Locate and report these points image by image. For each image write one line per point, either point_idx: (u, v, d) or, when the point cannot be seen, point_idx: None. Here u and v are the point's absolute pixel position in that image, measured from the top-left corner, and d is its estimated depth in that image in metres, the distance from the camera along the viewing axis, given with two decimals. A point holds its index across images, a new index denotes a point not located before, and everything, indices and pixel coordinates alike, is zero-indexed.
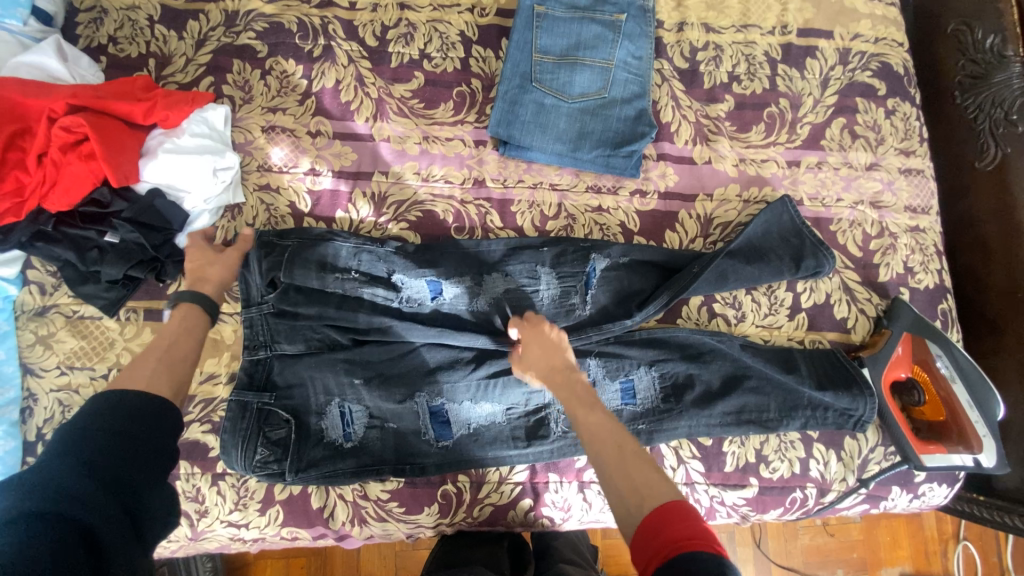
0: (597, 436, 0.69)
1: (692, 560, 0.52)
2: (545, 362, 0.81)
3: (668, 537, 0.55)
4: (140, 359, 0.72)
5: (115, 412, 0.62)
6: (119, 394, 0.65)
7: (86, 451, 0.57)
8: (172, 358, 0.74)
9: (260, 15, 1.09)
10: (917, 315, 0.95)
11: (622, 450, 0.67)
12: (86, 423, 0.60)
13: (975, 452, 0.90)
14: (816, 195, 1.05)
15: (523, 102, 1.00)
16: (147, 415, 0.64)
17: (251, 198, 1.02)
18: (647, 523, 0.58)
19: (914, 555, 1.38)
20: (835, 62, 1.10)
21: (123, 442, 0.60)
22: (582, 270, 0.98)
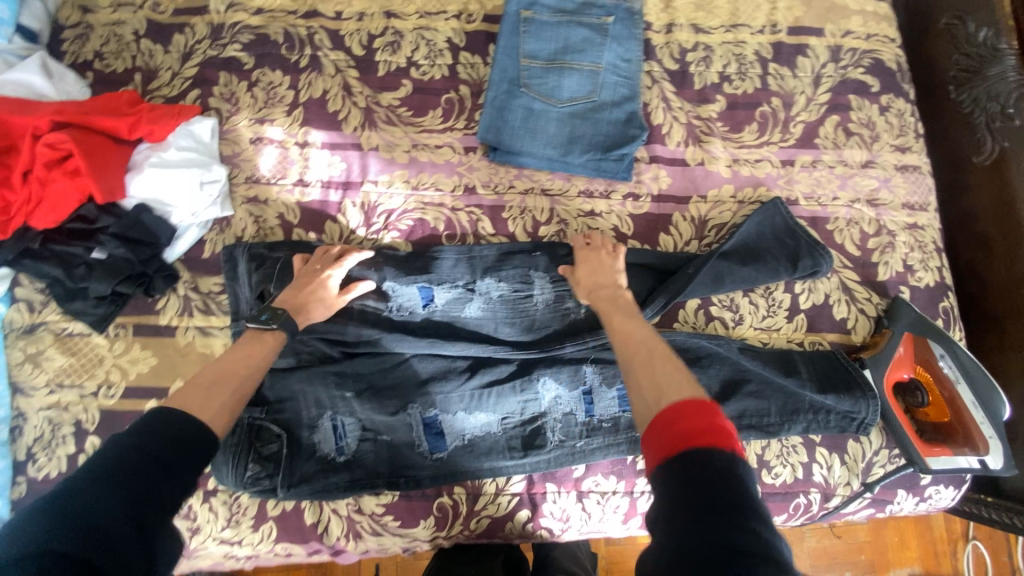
0: (629, 337, 0.76)
1: (705, 452, 0.54)
2: (592, 280, 0.90)
3: (685, 426, 0.58)
4: (206, 378, 0.71)
5: (166, 436, 0.61)
6: (177, 418, 0.63)
7: (130, 483, 0.56)
8: (235, 386, 0.72)
9: (246, 27, 1.09)
10: (918, 315, 0.93)
11: (652, 355, 0.71)
12: (141, 444, 0.59)
13: (982, 454, 0.88)
14: (812, 194, 1.03)
15: (511, 107, 0.98)
16: (196, 450, 0.62)
17: (239, 210, 1.00)
18: (664, 413, 0.60)
19: (924, 555, 1.36)
20: (827, 59, 1.09)
21: (165, 479, 0.58)
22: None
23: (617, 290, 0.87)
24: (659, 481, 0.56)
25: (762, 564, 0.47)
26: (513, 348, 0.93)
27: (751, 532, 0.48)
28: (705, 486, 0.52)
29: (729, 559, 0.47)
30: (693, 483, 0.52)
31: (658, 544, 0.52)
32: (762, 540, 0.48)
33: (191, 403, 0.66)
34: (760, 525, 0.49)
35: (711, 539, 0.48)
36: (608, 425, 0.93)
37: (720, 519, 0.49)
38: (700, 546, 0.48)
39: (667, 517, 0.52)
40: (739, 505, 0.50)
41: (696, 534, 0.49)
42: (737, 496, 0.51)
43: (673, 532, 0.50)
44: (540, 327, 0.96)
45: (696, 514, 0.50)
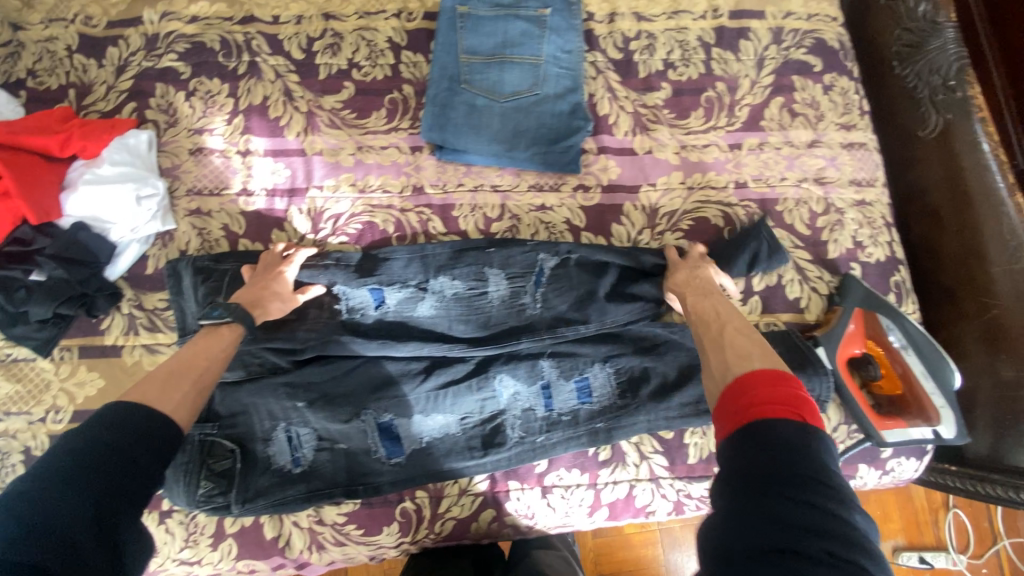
0: (706, 318, 0.83)
1: (771, 426, 0.58)
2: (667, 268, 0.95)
3: (753, 399, 0.62)
4: (163, 373, 0.70)
5: (128, 431, 0.61)
6: (141, 412, 0.63)
7: (92, 475, 0.56)
8: (194, 378, 0.72)
9: (182, 36, 1.06)
10: (867, 291, 0.94)
11: (726, 335, 0.77)
12: (101, 436, 0.59)
13: (935, 424, 0.88)
14: (761, 176, 1.04)
15: (454, 104, 0.97)
16: (159, 439, 0.63)
17: (182, 223, 0.98)
18: (735, 386, 0.65)
19: (905, 527, 1.38)
20: (769, 41, 1.10)
21: (128, 471, 0.58)
22: (531, 268, 0.96)
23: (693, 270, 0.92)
24: (726, 449, 0.60)
25: (818, 536, 0.50)
26: (467, 346, 0.91)
27: (811, 506, 0.51)
28: (767, 459, 0.56)
29: (783, 526, 0.50)
30: (755, 453, 0.57)
31: (719, 506, 0.57)
32: (823, 513, 0.51)
33: (149, 396, 0.66)
34: (825, 501, 0.52)
35: (767, 506, 0.52)
36: (567, 419, 0.92)
37: (778, 490, 0.53)
38: (755, 511, 0.52)
39: (728, 483, 0.57)
40: (801, 479, 0.53)
41: (752, 501, 0.53)
42: (801, 470, 0.54)
43: (730, 497, 0.55)
44: (496, 323, 0.94)
45: (755, 482, 0.54)
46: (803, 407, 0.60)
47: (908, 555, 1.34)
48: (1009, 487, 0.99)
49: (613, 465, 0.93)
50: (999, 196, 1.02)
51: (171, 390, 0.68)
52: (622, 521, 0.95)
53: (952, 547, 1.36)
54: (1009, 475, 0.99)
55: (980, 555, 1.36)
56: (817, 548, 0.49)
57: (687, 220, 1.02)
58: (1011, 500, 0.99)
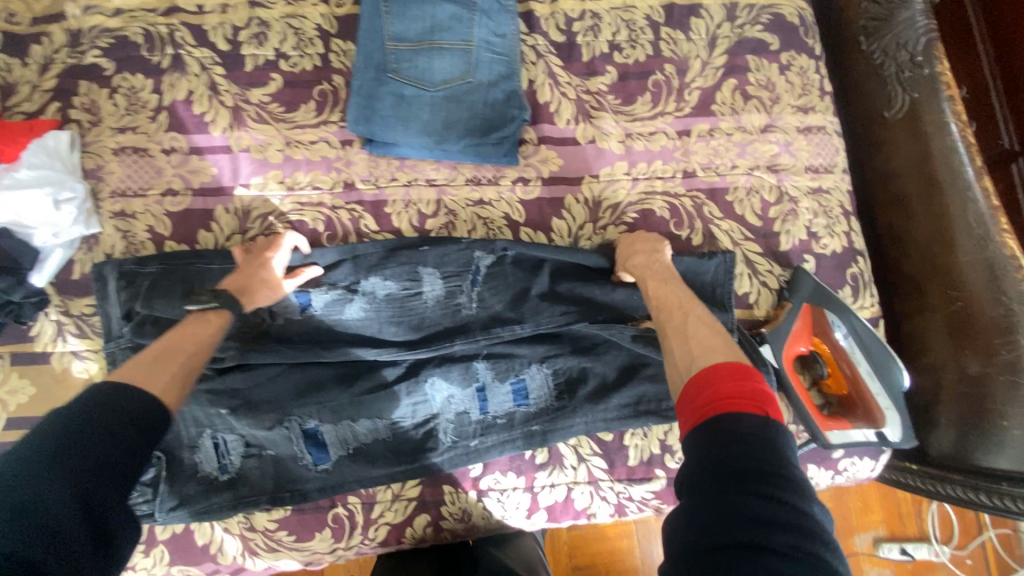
0: (665, 305, 0.80)
1: (733, 421, 0.56)
2: (626, 251, 0.90)
3: (716, 393, 0.61)
4: (150, 356, 0.70)
5: (116, 412, 0.60)
6: (129, 395, 0.62)
7: (82, 454, 0.56)
8: (183, 361, 0.71)
9: (105, 30, 1.01)
10: (816, 285, 0.89)
11: (688, 324, 0.75)
12: (94, 415, 0.59)
13: (880, 427, 0.86)
14: (710, 164, 0.99)
15: (380, 95, 0.93)
16: (151, 423, 0.63)
17: (107, 226, 0.95)
18: (695, 383, 0.64)
19: (887, 517, 1.33)
20: (722, 19, 1.03)
21: (118, 455, 0.58)
22: (467, 267, 0.92)
23: (654, 254, 0.89)
24: (689, 447, 0.58)
25: (782, 529, 0.48)
26: (397, 350, 0.88)
27: (775, 499, 0.49)
28: (731, 454, 0.53)
29: (750, 521, 0.48)
30: (719, 449, 0.54)
31: (682, 505, 0.54)
32: (787, 507, 0.49)
33: (139, 378, 0.65)
34: (788, 494, 0.50)
35: (733, 501, 0.49)
36: (502, 422, 0.90)
37: (741, 483, 0.51)
38: (720, 506, 0.49)
39: (691, 480, 0.54)
40: (766, 473, 0.51)
41: (717, 496, 0.50)
42: (765, 464, 0.52)
43: (694, 494, 0.52)
44: (430, 325, 0.90)
45: (720, 478, 0.52)
46: (765, 401, 0.59)
47: (888, 547, 1.30)
48: (969, 488, 0.94)
49: (550, 468, 0.91)
50: (967, 181, 0.95)
51: (160, 374, 0.68)
52: (562, 523, 0.93)
53: (935, 538, 1.32)
54: (969, 475, 0.95)
55: (965, 546, 1.32)
56: (782, 541, 0.47)
57: (631, 213, 0.97)
58: (970, 501, 0.95)
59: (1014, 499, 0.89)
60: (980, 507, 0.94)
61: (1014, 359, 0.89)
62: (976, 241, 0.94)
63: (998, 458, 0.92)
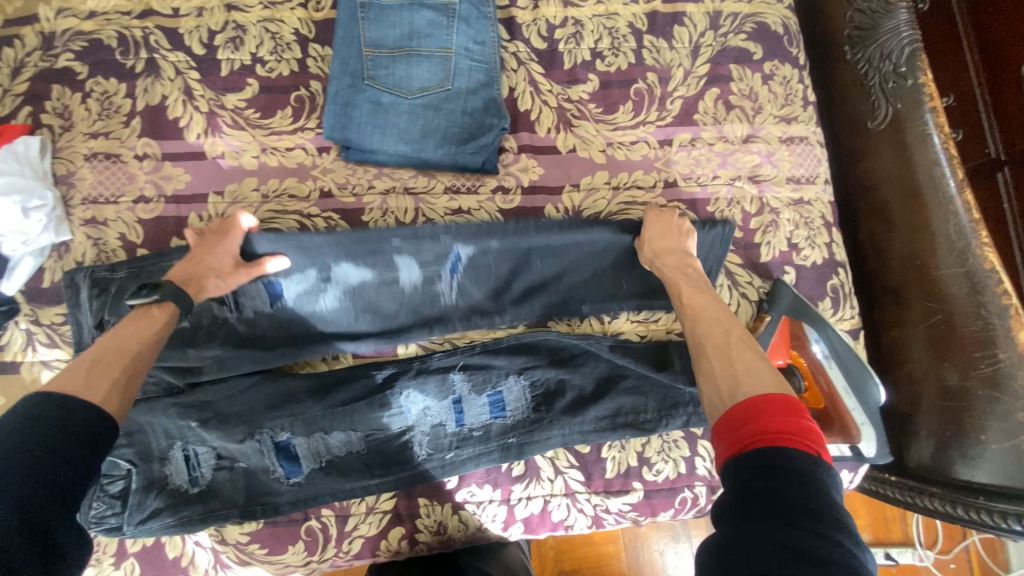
0: (702, 315, 0.78)
1: (782, 454, 0.54)
2: (655, 245, 0.88)
3: (765, 424, 0.58)
4: (87, 361, 0.67)
5: (51, 422, 0.59)
6: (66, 402, 0.61)
7: (15, 471, 0.54)
8: (125, 363, 0.69)
9: (78, 33, 0.99)
10: (796, 297, 0.90)
11: (730, 343, 0.72)
12: (25, 431, 0.57)
13: (854, 443, 0.87)
14: (691, 174, 0.98)
15: (356, 102, 0.91)
16: (92, 429, 0.61)
17: (78, 233, 0.93)
18: (738, 410, 0.61)
19: (872, 522, 1.32)
20: (705, 27, 1.02)
21: (56, 465, 0.57)
22: (444, 258, 0.90)
23: (686, 257, 0.86)
24: (734, 474, 0.56)
25: (834, 569, 0.46)
26: (375, 340, 0.90)
27: (832, 540, 0.47)
28: (785, 488, 0.51)
29: (805, 559, 0.46)
30: (771, 481, 0.52)
31: (725, 531, 0.52)
32: (844, 550, 0.47)
33: (77, 386, 0.64)
34: (837, 532, 0.48)
35: (788, 537, 0.47)
36: (478, 434, 0.89)
37: (792, 519, 0.49)
38: (774, 540, 0.47)
39: (739, 509, 0.52)
40: (817, 510, 0.49)
41: (770, 529, 0.48)
42: (821, 504, 0.50)
43: (742, 523, 0.50)
44: (409, 312, 0.92)
45: (773, 511, 0.50)
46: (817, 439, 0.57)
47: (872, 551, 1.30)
48: (946, 501, 0.92)
49: (527, 481, 0.90)
50: (948, 194, 0.94)
51: (100, 378, 0.66)
52: (539, 535, 0.92)
53: (919, 542, 1.31)
54: (948, 489, 0.93)
55: (949, 550, 1.31)
56: None
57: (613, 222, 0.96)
58: (948, 514, 0.92)
59: (993, 514, 0.87)
60: (959, 521, 0.91)
61: (993, 373, 0.89)
62: (957, 254, 0.93)
63: (977, 472, 0.91)
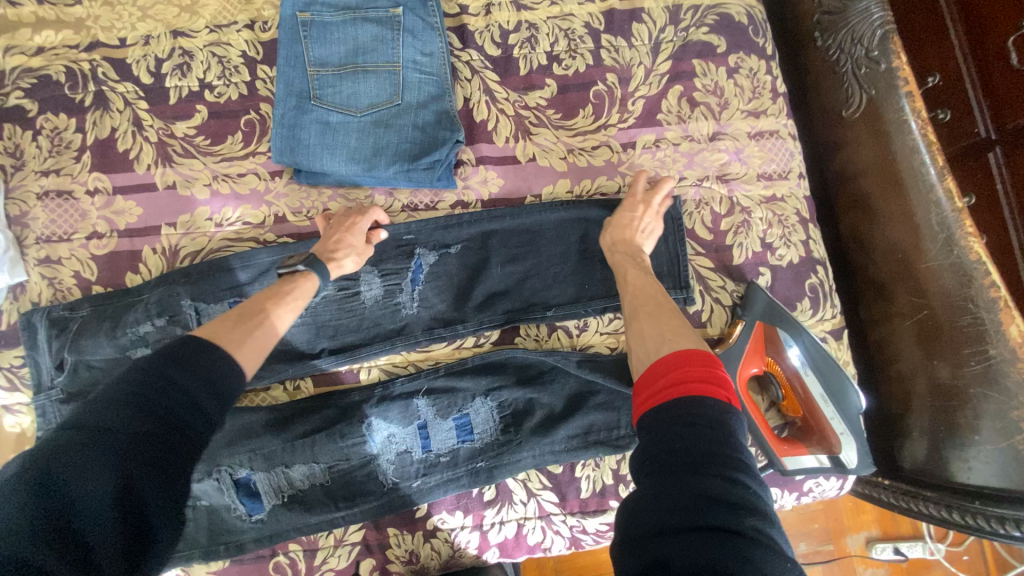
0: (642, 292, 0.76)
1: (692, 405, 0.53)
2: (614, 232, 0.86)
3: (683, 373, 0.57)
4: (235, 318, 0.69)
5: (193, 371, 0.59)
6: (207, 353, 0.61)
7: (145, 418, 0.53)
8: (264, 327, 0.70)
9: (25, 70, 0.97)
10: (768, 300, 0.86)
11: (661, 312, 0.71)
12: (166, 374, 0.57)
13: (836, 453, 0.83)
14: (656, 176, 0.94)
15: (304, 123, 0.89)
16: (222, 385, 0.60)
17: (33, 274, 0.92)
18: (655, 368, 0.60)
19: (880, 517, 1.26)
20: (665, 23, 0.98)
21: (182, 417, 0.56)
22: (408, 266, 0.91)
23: (632, 258, 0.83)
24: (643, 432, 0.54)
25: (746, 511, 0.45)
26: (335, 357, 0.87)
27: (741, 484, 0.46)
28: (691, 437, 0.49)
29: (717, 505, 0.44)
30: (678, 430, 0.50)
31: (639, 490, 0.49)
32: (750, 492, 0.46)
33: (224, 338, 0.65)
34: (746, 475, 0.48)
35: (698, 484, 0.46)
36: (445, 460, 0.86)
37: (702, 468, 0.47)
38: (686, 491, 0.45)
39: (651, 464, 0.50)
40: (726, 456, 0.48)
41: (682, 480, 0.46)
42: (727, 447, 0.49)
43: (656, 480, 0.48)
44: (370, 325, 0.89)
45: (680, 464, 0.48)
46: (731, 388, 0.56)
47: (881, 547, 1.23)
48: (943, 506, 0.86)
49: (498, 505, 0.87)
50: (929, 183, 0.88)
51: (242, 338, 0.67)
52: (516, 558, 0.89)
53: (930, 536, 1.24)
54: (944, 493, 0.87)
55: (960, 542, 1.25)
56: (748, 524, 0.44)
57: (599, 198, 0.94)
58: (944, 520, 0.86)
59: (991, 519, 0.81)
60: (953, 526, 0.85)
61: (986, 370, 0.83)
62: (942, 245, 0.87)
63: (972, 474, 0.85)
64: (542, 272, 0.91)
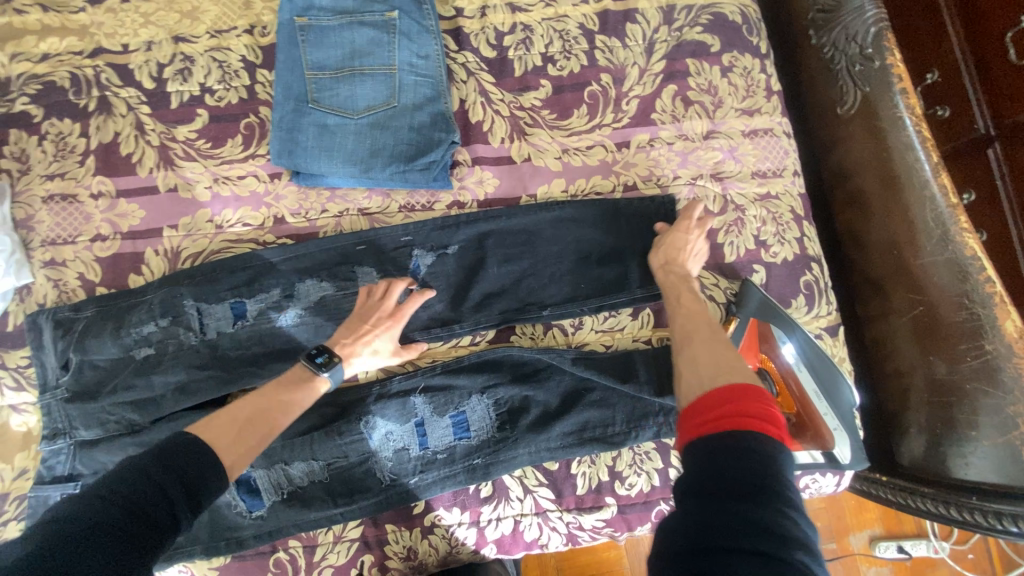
0: (696, 315, 0.75)
1: (742, 436, 0.52)
2: (666, 252, 0.86)
3: (741, 408, 0.55)
4: (242, 419, 0.71)
5: (171, 464, 0.60)
6: (191, 448, 0.63)
7: (122, 505, 0.54)
8: (263, 427, 0.72)
9: (31, 76, 0.99)
10: (762, 297, 0.86)
11: (716, 340, 0.69)
12: (152, 473, 0.58)
13: (830, 448, 0.84)
14: (650, 176, 0.95)
15: (302, 126, 0.90)
16: (200, 486, 0.61)
17: (39, 276, 0.94)
18: (712, 394, 0.58)
19: (883, 515, 1.25)
20: (659, 23, 0.99)
21: (157, 508, 0.56)
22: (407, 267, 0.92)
23: (685, 281, 0.83)
24: (693, 455, 0.54)
25: (795, 546, 0.45)
26: None
27: (792, 519, 0.46)
28: (743, 466, 0.49)
29: (767, 535, 0.44)
30: (731, 458, 0.50)
31: (682, 510, 0.50)
32: (801, 528, 0.46)
33: (216, 439, 0.67)
34: (797, 511, 0.47)
35: (748, 513, 0.46)
36: (443, 457, 0.87)
37: (752, 497, 0.47)
38: (736, 516, 0.45)
39: (698, 487, 0.50)
40: (777, 488, 0.48)
41: (731, 505, 0.46)
42: (778, 481, 0.49)
43: (703, 502, 0.48)
44: None
45: (728, 490, 0.48)
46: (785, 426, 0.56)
47: (885, 546, 1.22)
48: (940, 502, 0.86)
49: (495, 502, 0.88)
50: (924, 178, 0.89)
51: (236, 438, 0.69)
52: (513, 555, 0.90)
53: (934, 534, 1.23)
54: (941, 488, 0.87)
55: (965, 540, 1.24)
56: (796, 558, 0.44)
57: (592, 196, 0.95)
58: (942, 516, 0.86)
59: (987, 514, 0.81)
60: (953, 523, 0.85)
61: (983, 365, 0.82)
62: (937, 241, 0.87)
63: (969, 469, 0.85)
64: (539, 271, 0.92)
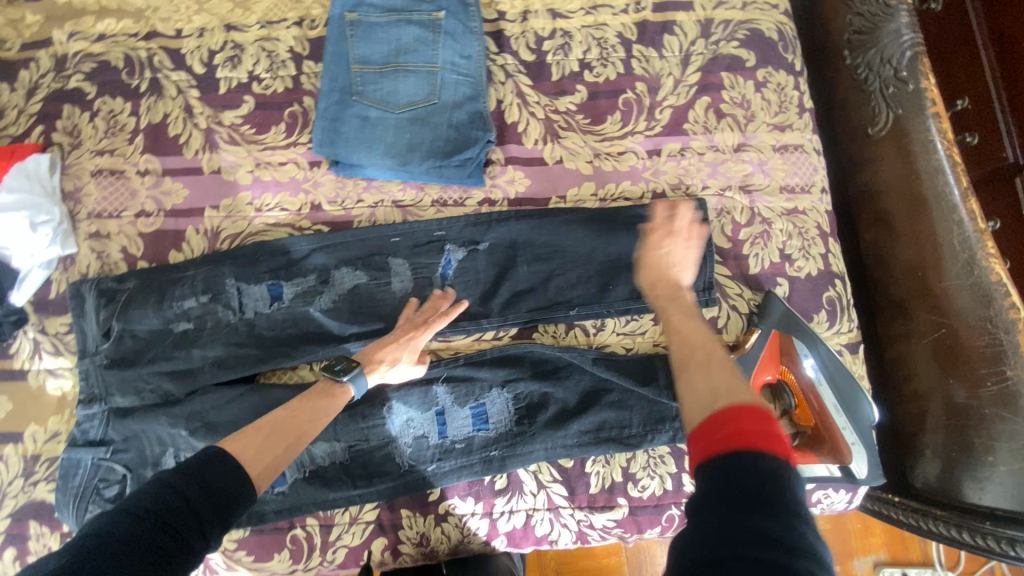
0: (687, 340, 0.66)
1: (743, 454, 0.48)
2: (648, 275, 0.79)
3: (738, 426, 0.51)
4: (267, 428, 0.71)
5: (200, 477, 0.59)
6: (220, 459, 0.62)
7: (146, 523, 0.53)
8: (291, 439, 0.72)
9: (88, 55, 1.04)
10: (785, 311, 0.88)
11: (710, 363, 0.61)
12: (182, 491, 0.57)
13: (847, 463, 0.86)
14: (680, 184, 0.96)
15: (345, 117, 0.94)
16: (228, 499, 0.60)
17: (83, 246, 0.98)
18: (710, 418, 0.53)
19: (889, 541, 1.25)
20: (696, 35, 1.01)
21: (184, 525, 0.55)
22: (439, 260, 0.94)
23: (678, 295, 0.75)
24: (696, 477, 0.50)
25: (800, 555, 0.41)
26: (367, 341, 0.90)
27: (797, 529, 0.43)
28: (746, 477, 0.46)
29: (769, 544, 0.41)
30: (734, 474, 0.47)
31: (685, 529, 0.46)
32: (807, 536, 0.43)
33: (244, 450, 0.66)
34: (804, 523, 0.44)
35: (748, 523, 0.42)
36: (460, 446, 0.89)
37: (754, 509, 0.43)
38: (736, 528, 0.42)
39: (699, 503, 0.47)
40: (781, 497, 0.44)
41: (731, 517, 0.43)
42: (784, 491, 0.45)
43: (703, 518, 0.45)
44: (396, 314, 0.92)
45: (730, 504, 0.45)
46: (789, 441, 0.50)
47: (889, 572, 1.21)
48: (952, 525, 0.87)
49: (509, 495, 0.90)
50: (952, 204, 0.90)
51: (264, 448, 0.68)
52: (523, 549, 0.91)
53: (940, 564, 1.23)
54: (953, 511, 0.87)
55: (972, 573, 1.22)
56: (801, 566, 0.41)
57: (621, 200, 0.96)
58: (953, 539, 0.87)
59: (1000, 540, 0.81)
60: (961, 545, 0.86)
61: (1002, 392, 0.83)
62: (962, 265, 0.88)
63: (985, 494, 0.85)
64: (565, 271, 0.93)
